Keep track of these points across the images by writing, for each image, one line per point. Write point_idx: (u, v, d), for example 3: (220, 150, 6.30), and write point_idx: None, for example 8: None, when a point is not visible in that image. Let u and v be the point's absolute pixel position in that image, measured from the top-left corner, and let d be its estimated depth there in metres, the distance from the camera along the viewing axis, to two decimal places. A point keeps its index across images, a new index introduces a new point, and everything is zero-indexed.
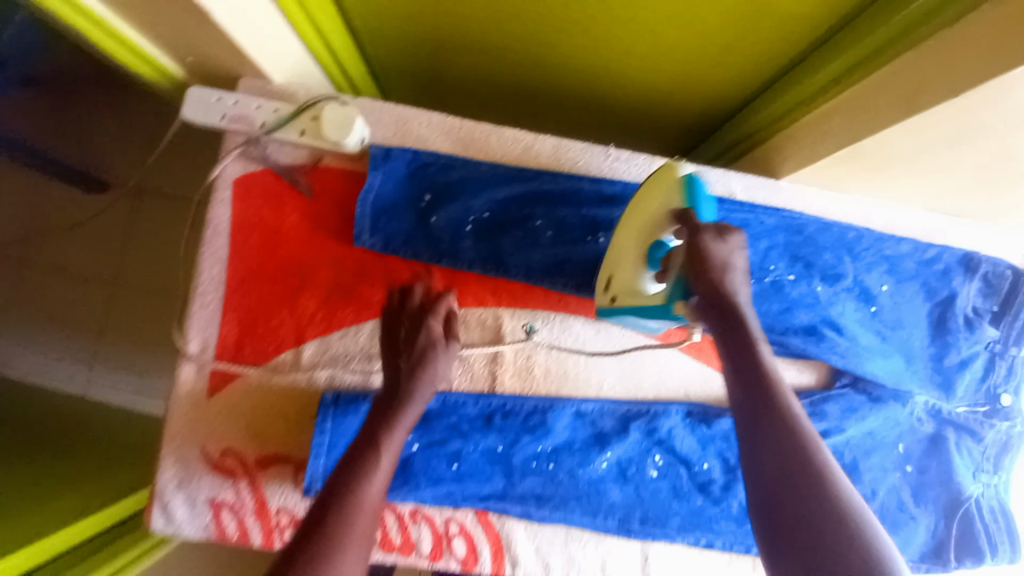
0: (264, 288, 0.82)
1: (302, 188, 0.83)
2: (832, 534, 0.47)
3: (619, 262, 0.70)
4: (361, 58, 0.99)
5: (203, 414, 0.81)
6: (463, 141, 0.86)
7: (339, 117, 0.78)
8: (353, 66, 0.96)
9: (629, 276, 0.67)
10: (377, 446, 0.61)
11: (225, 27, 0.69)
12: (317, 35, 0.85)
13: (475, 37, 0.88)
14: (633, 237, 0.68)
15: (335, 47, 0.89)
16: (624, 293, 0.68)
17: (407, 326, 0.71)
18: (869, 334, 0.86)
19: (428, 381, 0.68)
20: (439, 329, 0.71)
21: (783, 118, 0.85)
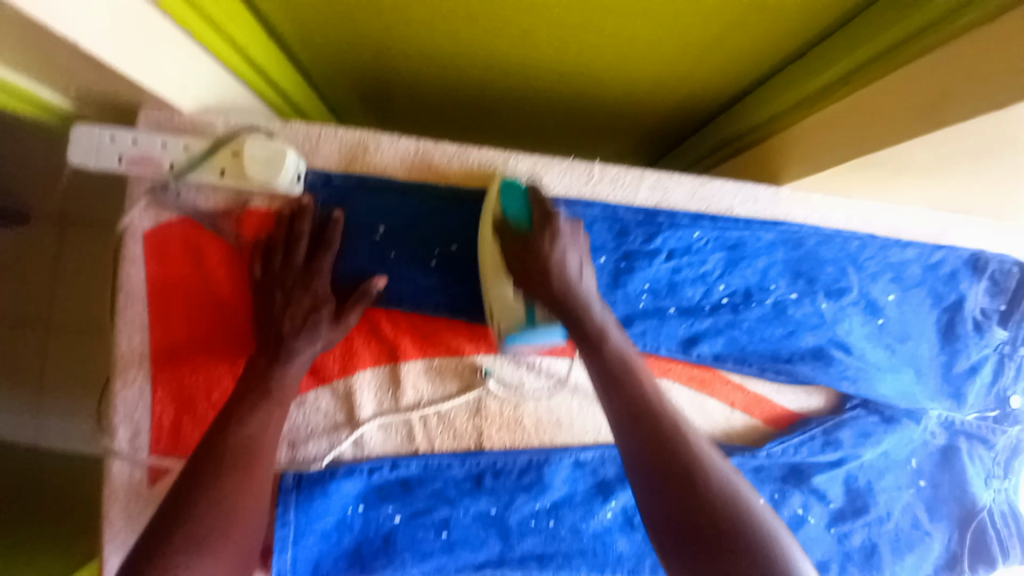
0: (199, 358, 0.69)
1: (227, 237, 0.68)
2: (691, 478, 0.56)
3: (486, 286, 0.68)
4: (297, 71, 0.84)
5: (145, 509, 0.68)
6: (416, 166, 0.73)
7: (266, 152, 0.64)
8: (287, 82, 0.82)
9: (500, 295, 0.66)
10: (239, 420, 0.60)
11: (119, 68, 0.54)
12: (238, 53, 0.70)
13: (425, 42, 0.75)
14: (487, 258, 0.68)
15: (261, 64, 0.74)
16: (500, 313, 0.66)
17: (291, 275, 0.66)
18: (878, 350, 0.81)
19: (312, 344, 0.66)
20: (326, 292, 0.68)
21: (779, 119, 0.76)
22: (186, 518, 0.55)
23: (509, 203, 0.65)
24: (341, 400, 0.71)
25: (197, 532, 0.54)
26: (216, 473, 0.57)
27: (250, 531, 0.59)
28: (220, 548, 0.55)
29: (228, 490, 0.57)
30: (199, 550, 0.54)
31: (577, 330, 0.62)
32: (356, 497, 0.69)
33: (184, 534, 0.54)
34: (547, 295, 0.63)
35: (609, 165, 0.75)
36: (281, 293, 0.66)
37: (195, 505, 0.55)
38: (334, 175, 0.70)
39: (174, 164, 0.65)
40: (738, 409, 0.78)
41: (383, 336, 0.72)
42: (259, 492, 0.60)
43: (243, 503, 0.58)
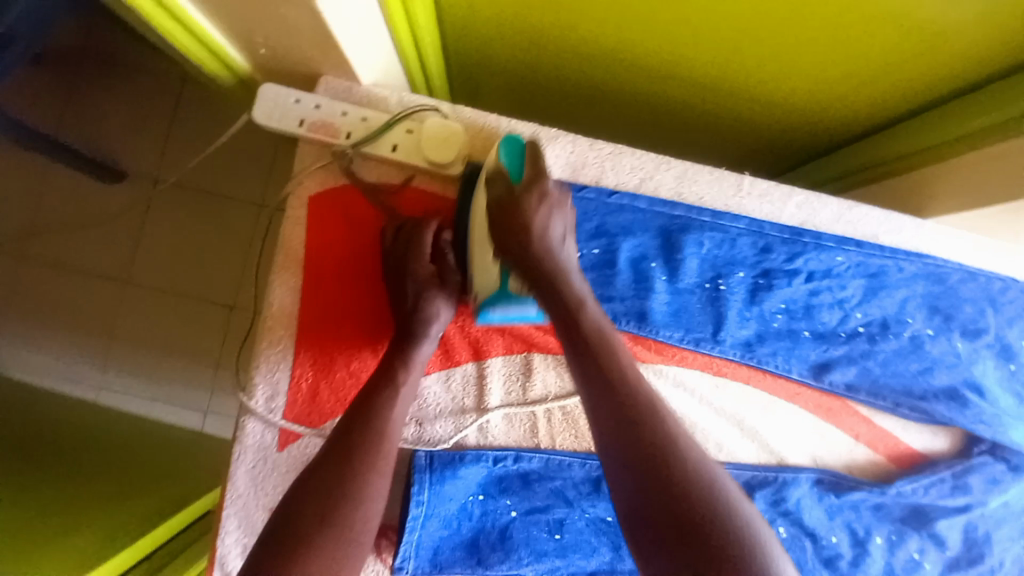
0: (344, 324, 0.69)
1: (385, 210, 0.69)
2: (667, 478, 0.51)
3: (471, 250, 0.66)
4: (441, 56, 0.86)
5: (271, 470, 0.69)
6: (574, 168, 0.75)
7: (443, 132, 0.67)
8: (432, 63, 0.83)
9: (480, 261, 0.64)
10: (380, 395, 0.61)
11: (325, 13, 0.55)
12: (409, 32, 0.72)
13: (586, 43, 0.77)
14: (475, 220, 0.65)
15: (422, 44, 0.76)
16: (480, 280, 0.65)
17: (394, 253, 0.67)
18: (1008, 396, 0.78)
19: (439, 321, 0.66)
20: (425, 270, 0.66)
21: (939, 149, 0.75)
22: (316, 487, 0.54)
23: (505, 161, 0.64)
24: (473, 388, 0.71)
25: (327, 509, 0.53)
26: (348, 454, 0.56)
27: (370, 516, 0.55)
28: (340, 529, 0.53)
29: (351, 475, 0.55)
30: (327, 526, 0.53)
31: (553, 304, 0.60)
32: (479, 486, 0.69)
33: (315, 506, 0.53)
34: (521, 263, 0.60)
35: (758, 179, 0.76)
36: (394, 281, 0.66)
37: (327, 484, 0.55)
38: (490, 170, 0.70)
39: (351, 132, 0.68)
40: (862, 442, 0.77)
41: (519, 329, 0.73)
42: (383, 483, 0.57)
43: (366, 490, 0.56)
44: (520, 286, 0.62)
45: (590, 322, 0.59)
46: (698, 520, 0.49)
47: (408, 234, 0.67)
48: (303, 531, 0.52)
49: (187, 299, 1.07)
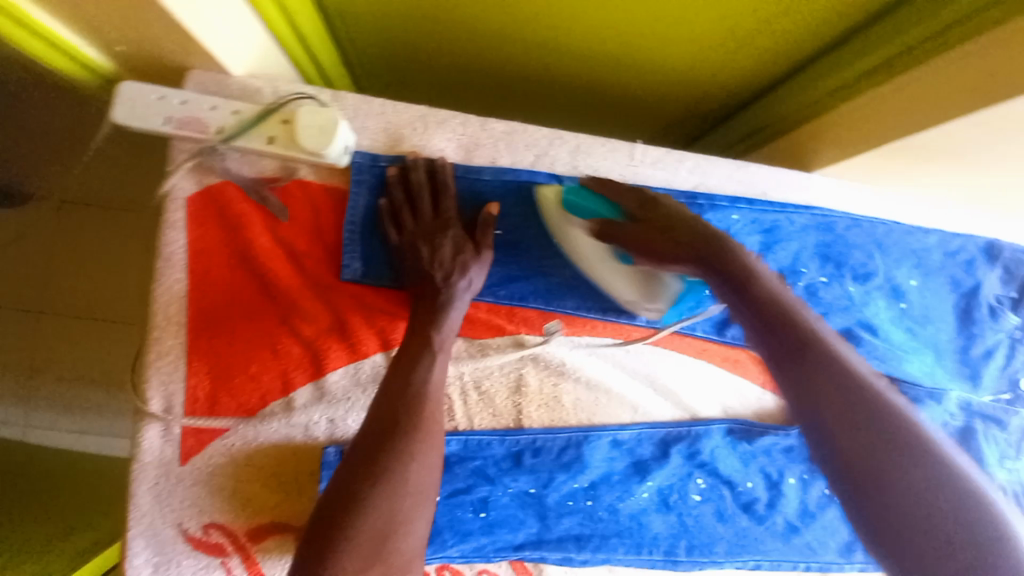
0: (237, 326, 0.67)
1: (270, 207, 0.65)
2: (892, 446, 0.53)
3: (602, 283, 0.72)
4: (330, 41, 0.83)
5: (175, 485, 0.67)
6: (466, 149, 0.72)
7: (318, 119, 0.62)
8: (321, 49, 0.81)
9: (620, 285, 0.71)
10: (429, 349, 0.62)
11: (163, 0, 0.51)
12: (280, 14, 0.69)
13: (469, 17, 0.75)
14: (592, 258, 0.71)
15: (300, 28, 0.73)
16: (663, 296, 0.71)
17: (427, 223, 0.67)
18: (900, 332, 0.82)
19: (467, 283, 0.67)
20: (462, 235, 0.68)
21: (819, 105, 0.78)
22: (365, 460, 0.56)
23: (591, 200, 0.70)
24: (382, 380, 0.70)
25: (378, 468, 0.55)
26: (382, 428, 0.57)
27: (421, 481, 0.57)
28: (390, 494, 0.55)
29: (405, 445, 0.57)
30: (380, 486, 0.54)
31: (722, 276, 0.61)
32: None
33: (367, 469, 0.55)
34: (653, 244, 0.65)
35: (649, 147, 0.78)
36: (429, 250, 0.66)
37: (377, 449, 0.56)
38: (381, 158, 0.69)
39: (222, 128, 0.64)
40: (769, 390, 0.80)
41: None
42: (428, 459, 0.58)
43: (415, 456, 0.57)
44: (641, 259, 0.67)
45: (771, 289, 0.59)
46: (914, 502, 0.51)
47: (406, 199, 0.68)
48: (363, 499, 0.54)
49: (78, 319, 0.97)
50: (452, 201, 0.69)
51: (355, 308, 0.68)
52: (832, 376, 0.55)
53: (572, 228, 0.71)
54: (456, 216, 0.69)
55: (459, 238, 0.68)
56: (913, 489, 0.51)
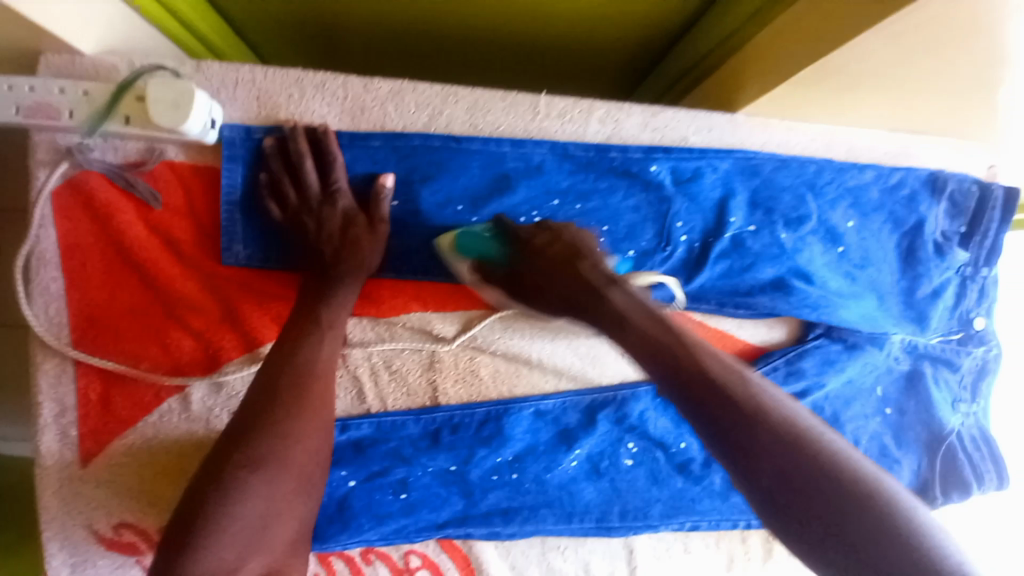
0: (123, 323, 0.64)
1: (140, 193, 0.62)
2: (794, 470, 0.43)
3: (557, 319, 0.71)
4: (204, 4, 0.75)
5: (80, 489, 0.66)
6: (351, 114, 0.67)
7: (170, 93, 0.58)
8: (193, 13, 0.72)
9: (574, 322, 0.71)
10: (317, 321, 0.61)
11: None
12: None
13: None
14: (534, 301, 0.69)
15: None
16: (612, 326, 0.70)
17: (312, 197, 0.63)
18: (838, 278, 0.78)
19: (356, 260, 0.64)
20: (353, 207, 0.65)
21: (735, 37, 0.71)
22: (243, 439, 0.54)
23: (472, 246, 0.65)
24: None
25: (255, 452, 0.54)
26: (267, 405, 0.56)
27: (305, 458, 0.57)
28: (272, 473, 0.54)
29: (288, 426, 0.56)
30: (254, 473, 0.53)
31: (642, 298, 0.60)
32: None
33: (242, 454, 0.53)
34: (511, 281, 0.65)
35: (554, 99, 0.72)
36: (315, 226, 0.63)
37: (252, 436, 0.54)
38: (256, 130, 0.64)
39: (75, 112, 0.60)
40: None
41: None
42: (307, 441, 0.57)
43: (294, 437, 0.56)
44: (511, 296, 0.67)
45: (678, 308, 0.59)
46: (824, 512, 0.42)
47: (289, 171, 0.64)
48: (232, 479, 0.52)
49: None
50: (340, 173, 0.65)
51: (246, 295, 0.65)
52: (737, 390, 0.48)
53: (475, 272, 0.66)
54: (347, 187, 0.65)
55: (350, 211, 0.64)
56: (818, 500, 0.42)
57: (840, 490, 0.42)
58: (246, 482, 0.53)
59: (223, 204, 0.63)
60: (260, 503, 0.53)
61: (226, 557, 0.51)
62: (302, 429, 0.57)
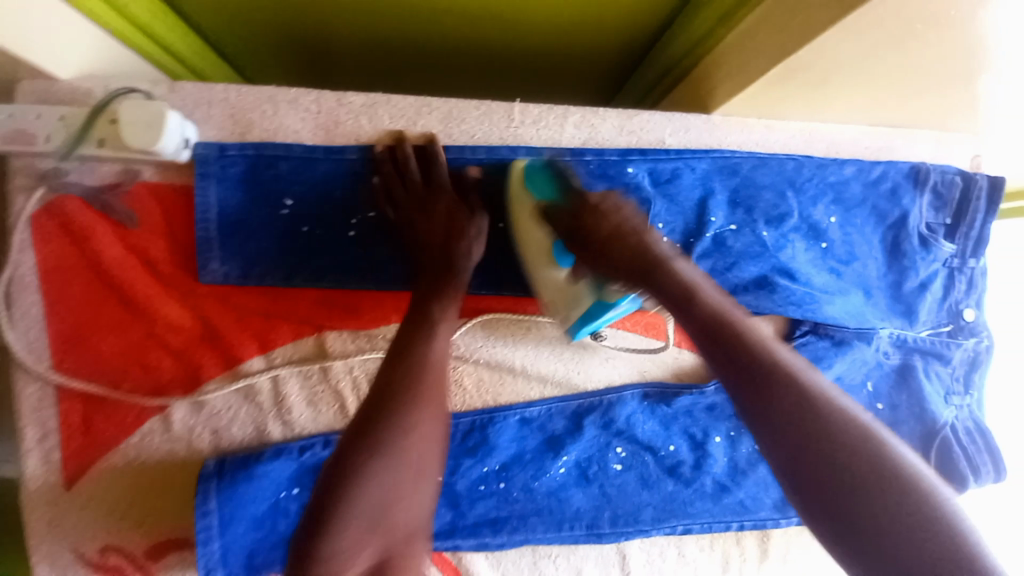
0: (103, 345, 0.64)
1: (117, 215, 0.63)
2: (829, 452, 0.49)
3: (537, 280, 0.68)
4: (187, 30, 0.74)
5: (65, 511, 0.65)
6: (325, 127, 0.67)
7: (143, 114, 0.58)
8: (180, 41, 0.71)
9: (552, 282, 0.66)
10: (424, 313, 0.60)
11: None
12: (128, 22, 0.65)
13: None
14: (530, 248, 0.66)
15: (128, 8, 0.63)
16: (563, 300, 0.66)
17: (303, 212, 0.65)
18: (823, 274, 0.77)
19: (358, 273, 0.66)
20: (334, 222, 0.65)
21: (707, 39, 0.72)
22: (369, 429, 0.53)
23: (539, 191, 0.65)
24: (270, 390, 0.67)
25: (375, 442, 0.52)
26: (409, 398, 0.55)
27: (420, 450, 0.54)
28: (388, 463, 0.52)
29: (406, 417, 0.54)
30: (377, 460, 0.52)
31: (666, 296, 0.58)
32: (288, 480, 0.65)
33: (363, 444, 0.52)
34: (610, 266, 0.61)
35: (528, 106, 0.72)
36: (311, 240, 0.65)
37: (371, 429, 0.53)
38: (229, 146, 0.63)
39: (50, 137, 0.61)
40: (685, 347, 0.76)
41: (299, 313, 0.67)
42: (426, 429, 0.55)
43: (411, 427, 0.54)
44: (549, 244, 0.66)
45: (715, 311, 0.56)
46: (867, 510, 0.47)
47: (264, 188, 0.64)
48: (359, 465, 0.51)
49: None
50: (327, 188, 0.65)
51: (224, 312, 0.65)
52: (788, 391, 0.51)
53: (529, 215, 0.66)
54: (337, 199, 0.65)
55: (347, 224, 0.65)
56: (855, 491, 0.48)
57: (856, 487, 0.48)
58: (365, 471, 0.51)
59: (196, 220, 0.63)
60: (376, 492, 0.51)
61: (340, 547, 0.49)
62: (426, 418, 0.55)
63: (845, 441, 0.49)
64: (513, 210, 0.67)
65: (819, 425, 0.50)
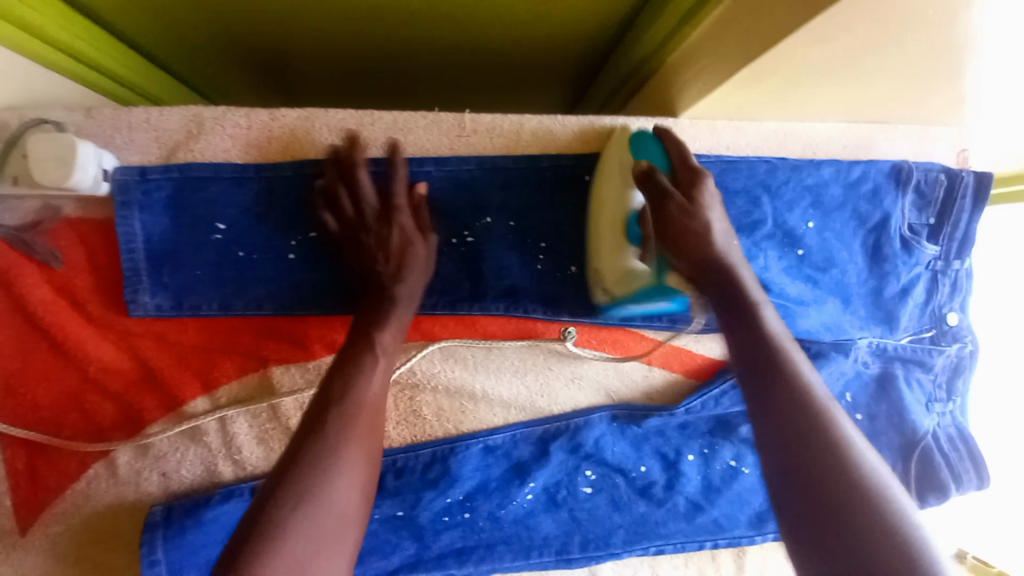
0: (38, 390, 0.61)
1: (41, 255, 0.58)
2: (828, 478, 0.46)
3: (594, 251, 0.63)
4: (141, 57, 0.70)
5: (15, 561, 0.63)
6: (257, 145, 0.62)
7: (50, 149, 0.53)
8: (126, 68, 0.67)
9: (611, 256, 0.61)
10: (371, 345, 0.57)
11: None
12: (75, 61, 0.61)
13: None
14: (602, 215, 0.62)
15: (72, 45, 0.59)
16: (616, 279, 0.61)
17: (237, 237, 0.61)
18: (798, 284, 0.74)
19: (298, 299, 0.63)
20: (273, 247, 0.62)
21: (670, 38, 0.66)
22: (291, 471, 0.49)
23: (643, 155, 0.60)
24: (217, 430, 0.64)
25: (299, 489, 0.48)
26: (325, 435, 0.51)
27: (350, 493, 0.50)
28: (312, 508, 0.47)
29: (333, 458, 0.50)
30: (299, 509, 0.47)
31: (724, 299, 0.56)
32: (241, 522, 0.64)
33: (284, 491, 0.47)
34: (678, 250, 0.56)
35: (479, 113, 0.67)
36: (247, 265, 0.62)
37: (294, 469, 0.49)
38: (150, 170, 0.59)
39: None
40: (656, 366, 0.73)
41: (243, 347, 0.64)
42: (352, 476, 0.51)
43: (340, 465, 0.50)
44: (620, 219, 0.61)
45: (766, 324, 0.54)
46: (851, 537, 0.44)
47: (194, 215, 0.60)
48: (278, 516, 0.46)
49: None
50: (262, 210, 0.61)
51: (165, 350, 0.63)
52: (789, 398, 0.50)
53: (622, 177, 0.62)
54: (274, 222, 0.62)
55: (287, 247, 0.62)
56: (845, 522, 0.44)
57: (839, 507, 0.45)
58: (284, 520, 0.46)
59: (123, 254, 0.59)
60: (300, 546, 0.46)
61: None
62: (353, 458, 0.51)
63: (842, 469, 0.46)
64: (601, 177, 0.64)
65: (807, 420, 0.49)
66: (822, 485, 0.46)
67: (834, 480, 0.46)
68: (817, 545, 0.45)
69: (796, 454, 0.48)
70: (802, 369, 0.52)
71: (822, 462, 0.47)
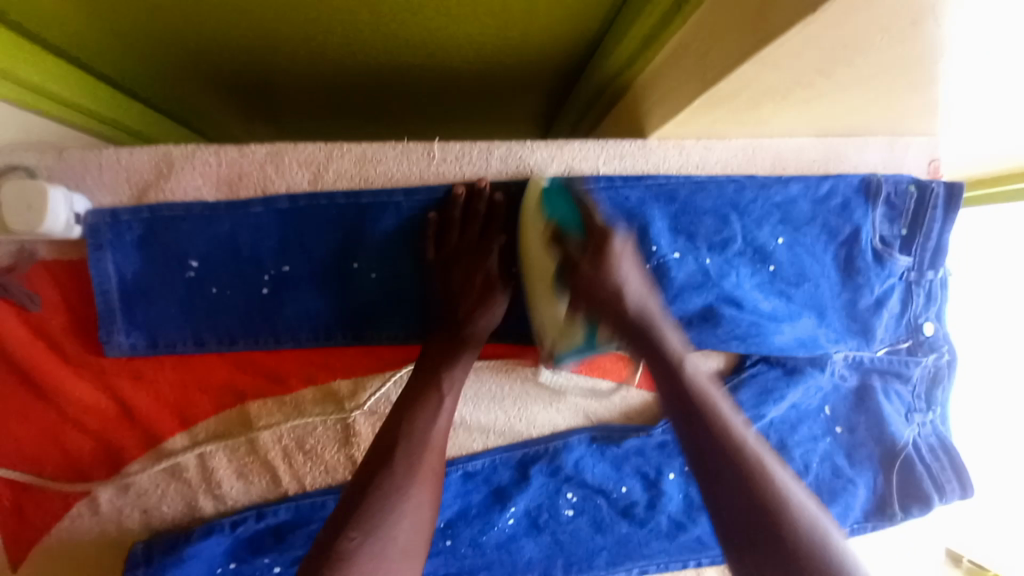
0: (16, 431, 0.61)
1: (14, 297, 0.58)
2: (755, 513, 0.49)
3: (532, 306, 0.69)
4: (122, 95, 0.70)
5: None
6: (227, 181, 0.63)
7: (18, 196, 0.54)
8: (105, 105, 0.67)
9: (550, 314, 0.67)
10: (439, 383, 0.61)
11: None
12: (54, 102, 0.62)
13: (190, 25, 0.61)
14: (534, 274, 0.67)
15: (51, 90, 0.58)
16: (558, 335, 0.67)
17: (210, 274, 0.62)
18: (772, 300, 0.74)
19: (273, 332, 0.64)
20: (247, 283, 0.63)
21: (637, 60, 0.67)
22: (359, 506, 0.52)
23: (558, 216, 0.63)
24: (196, 465, 0.65)
25: (365, 522, 0.51)
26: (393, 471, 0.54)
27: (413, 526, 0.53)
28: (378, 541, 0.50)
29: (403, 483, 0.54)
30: (365, 540, 0.50)
31: (646, 342, 0.58)
32: (222, 555, 0.64)
33: (352, 523, 0.51)
34: (595, 303, 0.61)
35: (449, 141, 0.66)
36: (221, 300, 0.62)
37: (360, 505, 0.52)
38: (122, 211, 0.60)
39: None
40: (635, 386, 0.74)
41: (220, 382, 0.65)
42: (422, 496, 0.55)
43: (409, 495, 0.54)
44: (546, 283, 0.66)
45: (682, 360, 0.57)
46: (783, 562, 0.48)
47: (167, 253, 0.61)
48: (342, 548, 0.49)
49: None
50: (234, 246, 0.62)
51: (142, 387, 0.63)
52: (713, 437, 0.52)
53: (538, 237, 0.65)
54: (247, 259, 0.63)
55: (261, 282, 0.63)
56: (777, 551, 0.48)
57: (769, 538, 0.49)
58: (350, 551, 0.49)
59: (97, 295, 0.60)
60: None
61: None
62: (419, 490, 0.55)
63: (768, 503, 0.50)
64: (522, 231, 0.67)
65: (736, 457, 0.51)
66: (751, 517, 0.50)
67: (761, 513, 0.49)
68: (751, 549, 0.50)
69: (730, 493, 0.51)
70: (721, 403, 0.55)
71: (752, 497, 0.50)
